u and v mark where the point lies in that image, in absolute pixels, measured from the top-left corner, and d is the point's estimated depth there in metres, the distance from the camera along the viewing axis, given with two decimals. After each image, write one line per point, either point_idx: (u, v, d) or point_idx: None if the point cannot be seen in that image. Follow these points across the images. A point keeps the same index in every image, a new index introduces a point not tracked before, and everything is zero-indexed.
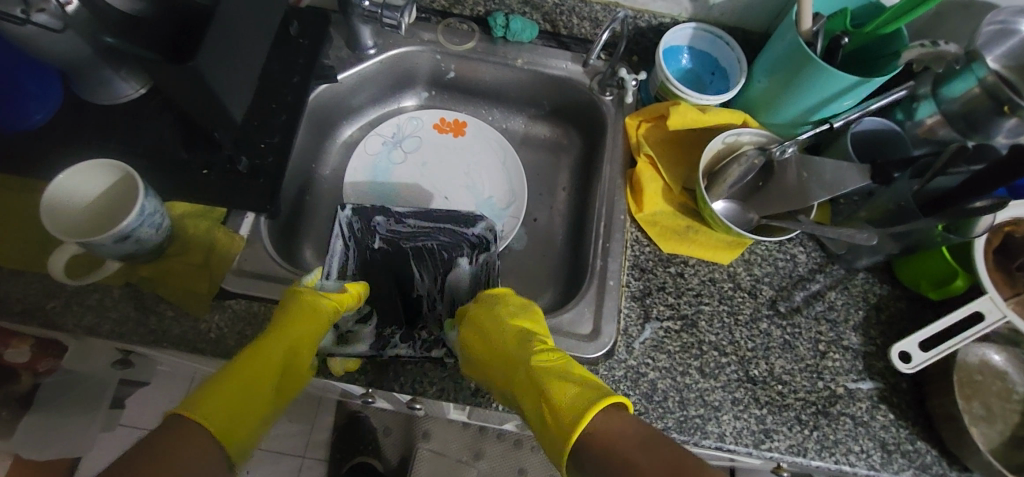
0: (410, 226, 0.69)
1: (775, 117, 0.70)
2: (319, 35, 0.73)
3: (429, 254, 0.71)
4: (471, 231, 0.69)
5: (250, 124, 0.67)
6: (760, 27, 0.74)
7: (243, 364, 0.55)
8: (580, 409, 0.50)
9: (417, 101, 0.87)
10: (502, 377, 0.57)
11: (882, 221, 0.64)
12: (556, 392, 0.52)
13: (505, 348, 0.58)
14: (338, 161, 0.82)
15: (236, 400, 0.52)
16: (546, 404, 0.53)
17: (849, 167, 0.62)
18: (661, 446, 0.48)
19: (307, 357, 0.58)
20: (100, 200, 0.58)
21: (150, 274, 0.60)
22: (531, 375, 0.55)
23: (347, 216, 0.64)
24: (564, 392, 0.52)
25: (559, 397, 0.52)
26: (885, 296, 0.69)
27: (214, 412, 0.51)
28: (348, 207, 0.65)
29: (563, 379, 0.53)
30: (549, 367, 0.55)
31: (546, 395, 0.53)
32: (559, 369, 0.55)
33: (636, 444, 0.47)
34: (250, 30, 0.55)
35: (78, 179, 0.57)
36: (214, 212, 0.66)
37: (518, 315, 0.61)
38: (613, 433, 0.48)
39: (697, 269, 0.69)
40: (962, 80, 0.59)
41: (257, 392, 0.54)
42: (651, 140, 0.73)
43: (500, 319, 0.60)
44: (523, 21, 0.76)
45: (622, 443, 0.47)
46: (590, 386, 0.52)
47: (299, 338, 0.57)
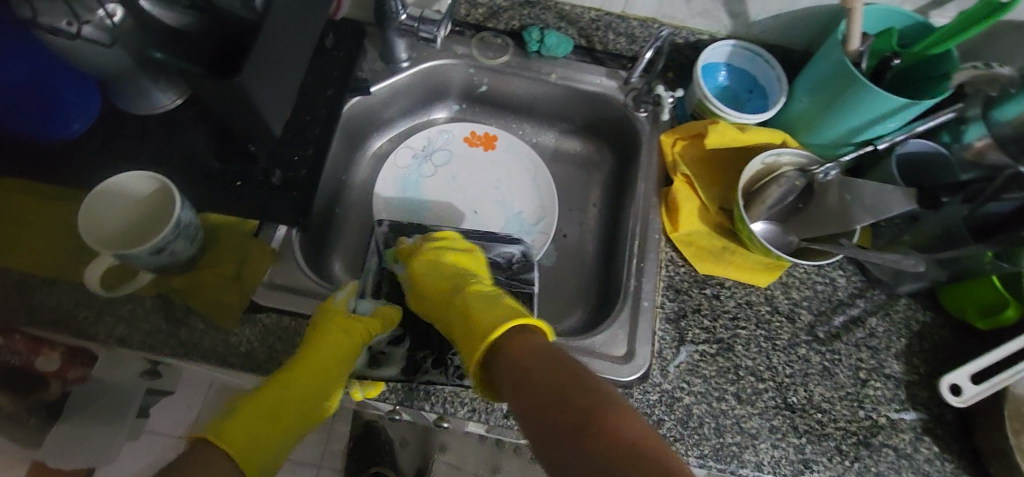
0: None
1: (816, 137, 0.68)
2: (353, 48, 0.73)
3: None
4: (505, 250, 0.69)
5: (285, 136, 0.67)
6: (801, 46, 0.73)
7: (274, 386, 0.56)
8: (497, 325, 0.53)
9: (448, 114, 0.86)
10: (438, 309, 0.61)
11: (929, 247, 0.62)
12: (477, 313, 0.55)
13: (444, 277, 0.61)
14: (368, 173, 0.82)
15: (256, 428, 0.53)
16: (467, 327, 0.55)
17: (893, 190, 0.61)
18: (562, 361, 0.50)
19: (335, 377, 0.58)
20: (137, 210, 0.58)
21: (184, 286, 0.60)
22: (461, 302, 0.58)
23: (384, 231, 0.68)
24: (486, 316, 0.55)
25: (478, 319, 0.55)
26: (929, 323, 0.66)
27: (234, 437, 0.52)
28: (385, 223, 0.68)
29: (484, 305, 0.56)
30: (475, 295, 0.58)
31: (471, 319, 0.55)
32: (483, 295, 0.58)
33: (540, 354, 0.50)
34: (290, 43, 0.55)
35: (118, 187, 0.57)
36: (247, 224, 0.64)
37: (459, 255, 0.64)
38: (521, 347, 0.51)
39: (734, 291, 0.67)
40: (1015, 102, 0.58)
41: (285, 415, 0.55)
42: (686, 159, 0.72)
43: (438, 255, 0.63)
44: (559, 36, 0.75)
45: (524, 358, 0.50)
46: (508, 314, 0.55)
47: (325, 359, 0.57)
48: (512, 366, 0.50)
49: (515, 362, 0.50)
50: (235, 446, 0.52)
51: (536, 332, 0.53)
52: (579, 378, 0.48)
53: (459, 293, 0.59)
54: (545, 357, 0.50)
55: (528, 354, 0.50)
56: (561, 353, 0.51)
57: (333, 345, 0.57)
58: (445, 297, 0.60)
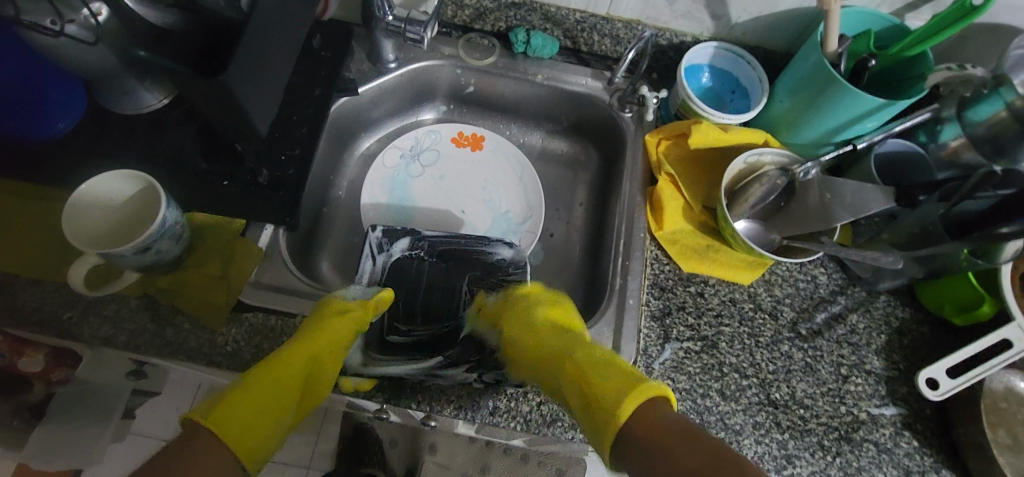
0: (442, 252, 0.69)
1: (797, 137, 0.70)
2: (341, 48, 0.73)
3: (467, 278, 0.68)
4: (497, 255, 0.69)
5: (272, 136, 0.68)
6: (781, 48, 0.74)
7: (264, 371, 0.55)
8: (620, 394, 0.49)
9: (436, 114, 0.87)
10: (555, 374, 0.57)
11: (907, 245, 0.63)
12: (601, 365, 0.53)
13: (539, 336, 0.59)
14: (355, 173, 0.82)
15: (256, 415, 0.51)
16: (589, 385, 0.52)
17: (872, 189, 0.63)
18: (696, 434, 0.46)
19: (330, 368, 0.58)
20: (123, 208, 0.58)
21: (169, 285, 0.60)
22: (581, 362, 0.55)
23: (377, 235, 0.67)
24: (604, 382, 0.51)
25: (599, 380, 0.51)
26: (908, 319, 0.68)
27: (235, 418, 0.50)
28: (378, 229, 0.67)
29: (605, 359, 0.54)
30: (597, 353, 0.55)
31: (597, 374, 0.52)
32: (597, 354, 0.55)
33: (664, 432, 0.46)
34: (276, 42, 0.55)
35: (101, 186, 0.56)
36: (233, 223, 0.65)
37: (551, 312, 0.62)
38: (653, 423, 0.47)
39: (717, 289, 0.68)
40: (988, 104, 0.60)
41: (279, 402, 0.54)
42: (671, 157, 0.72)
43: (529, 315, 0.61)
44: (545, 37, 0.76)
45: (654, 435, 0.46)
46: (632, 374, 0.52)
47: (323, 348, 0.57)
48: (648, 443, 0.46)
49: (647, 437, 0.46)
50: (234, 430, 0.49)
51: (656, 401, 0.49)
52: (721, 452, 0.45)
53: (575, 351, 0.56)
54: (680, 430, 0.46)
55: (660, 431, 0.46)
56: (695, 428, 0.47)
57: (330, 337, 0.57)
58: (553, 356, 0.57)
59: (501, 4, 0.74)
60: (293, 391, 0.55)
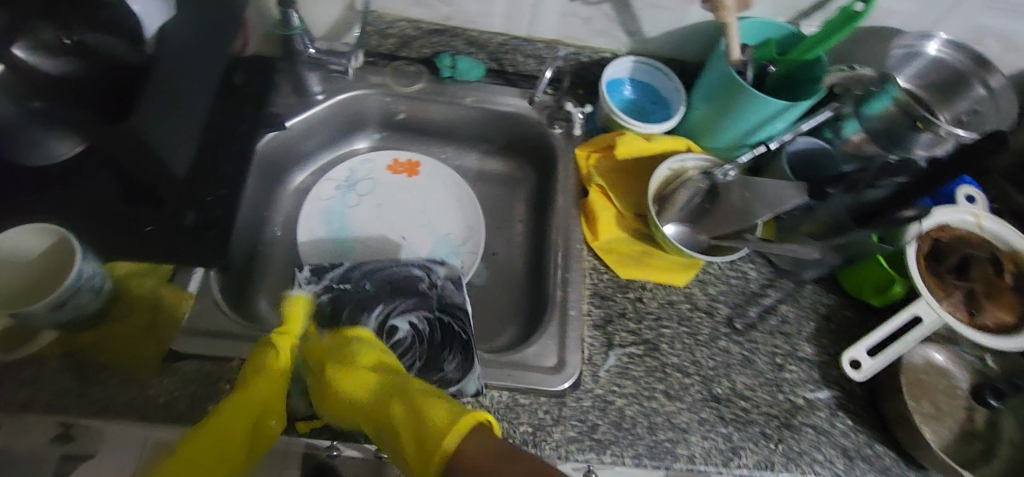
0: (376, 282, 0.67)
1: (715, 141, 0.74)
2: (265, 84, 0.72)
3: (410, 298, 0.66)
4: (437, 272, 0.69)
5: (195, 177, 0.66)
6: (694, 58, 0.78)
7: (203, 429, 0.49)
8: (449, 421, 0.49)
9: (370, 143, 0.86)
10: (376, 426, 0.52)
11: (823, 234, 0.67)
12: (419, 404, 0.51)
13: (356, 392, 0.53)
14: (290, 208, 0.81)
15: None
16: (414, 422, 0.50)
17: (787, 186, 0.66)
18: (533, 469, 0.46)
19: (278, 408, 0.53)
20: (23, 277, 0.55)
21: (93, 340, 0.57)
22: (403, 402, 0.51)
23: (304, 276, 0.65)
24: (433, 408, 0.50)
25: (428, 413, 0.50)
26: (833, 305, 0.72)
27: None
28: (306, 268, 0.66)
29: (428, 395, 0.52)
30: (423, 388, 0.53)
31: (420, 419, 0.50)
32: (424, 388, 0.53)
33: (492, 457, 0.46)
34: (186, 84, 0.54)
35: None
36: (158, 269, 0.63)
37: (374, 356, 0.57)
38: (477, 453, 0.47)
39: (655, 292, 0.70)
40: (879, 100, 0.65)
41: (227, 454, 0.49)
42: (602, 169, 0.75)
43: (344, 362, 0.55)
44: (469, 61, 0.78)
45: (482, 461, 0.46)
46: (453, 403, 0.51)
47: (263, 394, 0.52)
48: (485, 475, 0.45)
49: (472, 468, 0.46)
50: None
51: (480, 427, 0.49)
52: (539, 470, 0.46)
53: (394, 390, 0.53)
54: (503, 453, 0.47)
55: (484, 451, 0.47)
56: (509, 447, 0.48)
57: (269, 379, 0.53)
58: (374, 408, 0.53)
59: (423, 31, 0.77)
60: (238, 441, 0.50)
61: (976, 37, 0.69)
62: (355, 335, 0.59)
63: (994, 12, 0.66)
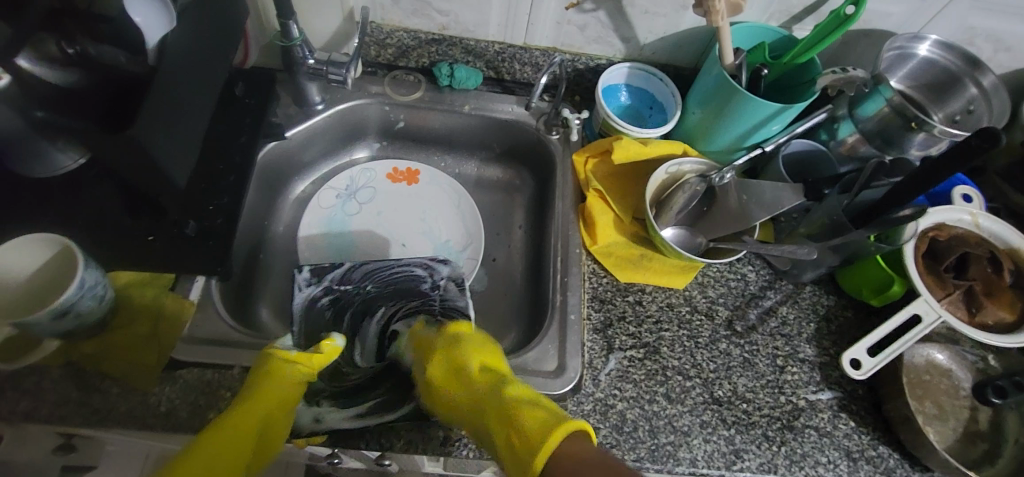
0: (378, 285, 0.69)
1: (711, 145, 0.74)
2: (264, 95, 0.73)
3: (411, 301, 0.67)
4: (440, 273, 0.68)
5: (197, 187, 0.67)
6: (688, 64, 0.79)
7: (215, 432, 0.48)
8: (547, 426, 0.44)
9: (370, 152, 0.87)
10: (472, 420, 0.51)
11: (821, 235, 0.67)
12: (518, 407, 0.47)
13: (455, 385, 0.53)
14: (291, 217, 0.81)
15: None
16: (509, 420, 0.46)
17: (784, 187, 0.67)
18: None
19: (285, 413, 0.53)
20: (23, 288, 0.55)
21: (94, 350, 0.58)
22: (500, 405, 0.48)
23: (305, 277, 0.66)
24: (528, 413, 0.46)
25: (524, 414, 0.46)
26: (832, 306, 0.72)
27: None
28: (305, 269, 0.67)
29: (531, 400, 0.48)
30: (526, 393, 0.49)
31: (516, 418, 0.46)
32: (529, 395, 0.49)
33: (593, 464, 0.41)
34: (188, 95, 0.55)
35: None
36: (161, 279, 0.63)
37: (483, 352, 0.55)
38: (577, 458, 0.42)
39: (655, 295, 0.70)
40: (872, 101, 0.65)
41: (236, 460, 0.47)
42: (599, 174, 0.75)
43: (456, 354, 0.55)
44: (468, 69, 0.79)
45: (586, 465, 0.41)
46: (555, 412, 0.46)
47: (272, 400, 0.52)
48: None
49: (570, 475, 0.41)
50: None
51: (578, 435, 0.44)
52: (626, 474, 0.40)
53: (495, 393, 0.50)
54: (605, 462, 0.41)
55: (579, 458, 0.42)
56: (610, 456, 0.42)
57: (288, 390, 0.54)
58: (473, 404, 0.51)
59: (422, 41, 0.78)
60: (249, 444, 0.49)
61: (965, 37, 0.70)
62: (461, 331, 0.58)
63: (981, 13, 0.67)
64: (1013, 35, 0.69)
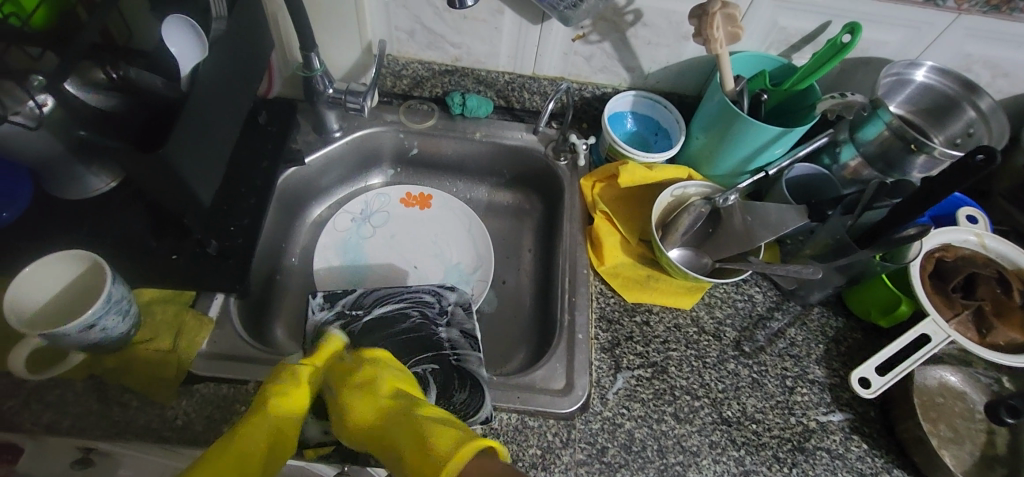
0: (388, 309, 0.70)
1: (716, 169, 0.76)
2: (286, 122, 0.77)
3: (415, 330, 0.68)
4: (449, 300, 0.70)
5: (220, 209, 0.70)
6: (692, 91, 0.82)
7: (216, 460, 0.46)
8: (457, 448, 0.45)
9: (384, 178, 0.90)
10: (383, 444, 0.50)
11: (825, 256, 0.68)
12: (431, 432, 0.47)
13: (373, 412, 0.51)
14: (307, 241, 0.84)
15: None
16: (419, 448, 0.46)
17: (789, 209, 0.67)
18: None
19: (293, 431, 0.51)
20: (50, 305, 0.58)
21: (116, 364, 0.59)
22: (415, 430, 0.48)
23: (318, 302, 0.68)
24: (445, 439, 0.46)
25: (435, 440, 0.46)
26: (841, 328, 0.72)
27: None
28: (319, 294, 0.69)
29: (435, 421, 0.48)
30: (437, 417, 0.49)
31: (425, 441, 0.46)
32: (438, 417, 0.49)
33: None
34: (216, 120, 0.58)
35: (21, 295, 0.56)
36: (183, 296, 0.66)
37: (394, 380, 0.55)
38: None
39: (662, 316, 0.71)
40: (873, 124, 0.67)
41: None
42: (606, 198, 0.78)
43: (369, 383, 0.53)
44: (479, 98, 0.82)
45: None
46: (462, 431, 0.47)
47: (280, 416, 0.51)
48: None
49: None
50: None
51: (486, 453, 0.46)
52: None
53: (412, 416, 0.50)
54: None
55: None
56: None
57: (290, 411, 0.51)
58: (387, 430, 0.50)
59: (435, 72, 0.82)
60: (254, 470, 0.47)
61: (963, 64, 0.72)
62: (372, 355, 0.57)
63: (976, 41, 0.69)
64: (1010, 61, 0.71)
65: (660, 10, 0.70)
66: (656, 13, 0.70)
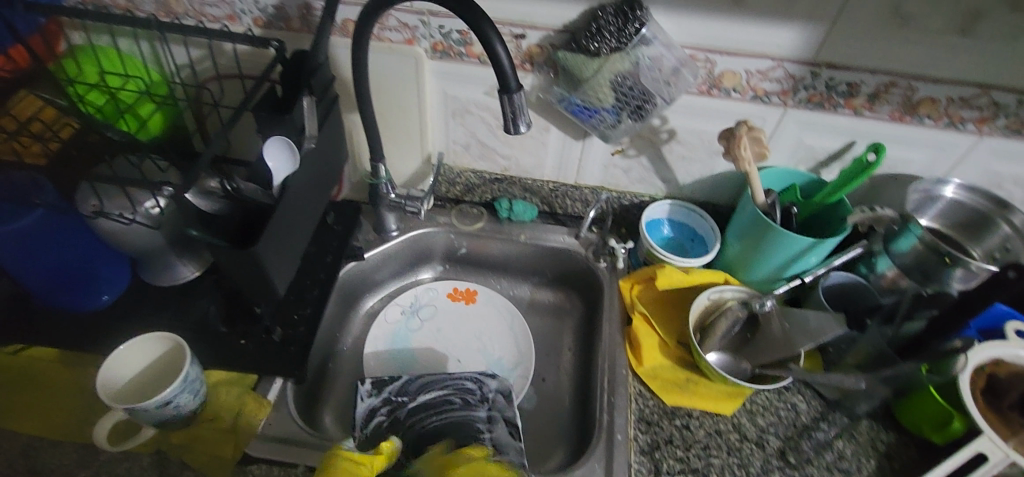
0: (433, 397, 0.72)
1: (752, 275, 0.79)
2: (351, 223, 0.86)
3: (459, 424, 0.70)
4: (489, 387, 0.72)
5: (287, 299, 0.76)
6: (726, 201, 0.87)
7: None
8: None
9: (433, 273, 0.97)
10: None
11: (869, 365, 0.69)
12: None
13: None
14: (359, 332, 0.89)
15: None
16: None
17: (828, 317, 0.67)
18: None
19: None
20: (130, 385, 0.64)
21: (181, 440, 0.63)
22: None
23: (367, 389, 0.71)
24: None
25: None
26: (892, 443, 0.70)
27: None
28: (368, 381, 0.71)
29: None
30: None
31: None
32: None
33: None
34: (297, 221, 0.67)
35: (109, 374, 0.62)
36: (245, 379, 0.71)
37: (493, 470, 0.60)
38: None
39: (702, 420, 0.71)
40: (904, 238, 0.70)
41: None
42: (644, 300, 0.81)
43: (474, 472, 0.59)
44: (525, 204, 0.90)
45: None
46: None
47: None
48: None
49: None
50: None
51: None
52: None
53: None
54: None
55: None
56: None
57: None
58: None
59: (486, 180, 0.90)
60: None
61: (993, 181, 0.75)
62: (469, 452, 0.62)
63: (1002, 160, 0.72)
64: None
65: (693, 130, 0.77)
66: (689, 132, 0.78)
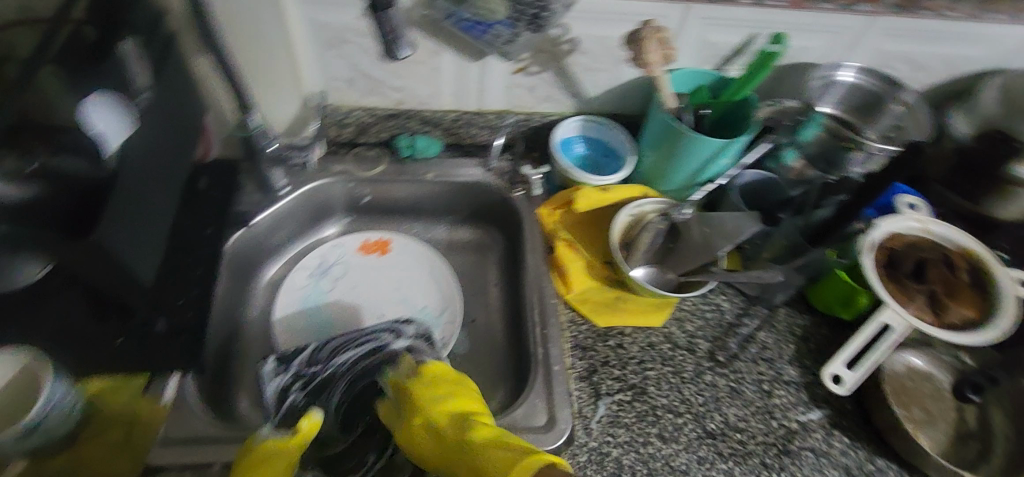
0: (353, 355, 0.67)
1: (668, 184, 0.78)
2: (228, 186, 0.75)
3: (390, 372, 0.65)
4: (405, 331, 0.69)
5: (165, 283, 0.66)
6: (635, 111, 0.83)
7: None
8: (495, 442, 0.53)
9: (338, 228, 0.88)
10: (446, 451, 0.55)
11: (784, 257, 0.72)
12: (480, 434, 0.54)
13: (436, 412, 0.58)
14: (263, 303, 0.80)
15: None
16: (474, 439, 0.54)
17: (742, 215, 0.68)
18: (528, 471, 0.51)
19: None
20: None
21: (65, 465, 0.55)
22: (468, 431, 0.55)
23: (270, 367, 0.65)
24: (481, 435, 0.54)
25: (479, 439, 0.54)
26: (807, 326, 0.73)
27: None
28: (271, 359, 0.65)
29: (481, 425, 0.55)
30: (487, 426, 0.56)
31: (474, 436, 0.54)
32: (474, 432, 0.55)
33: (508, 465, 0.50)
34: (152, 193, 0.56)
35: None
36: (133, 379, 0.61)
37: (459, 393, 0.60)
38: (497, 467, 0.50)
39: (635, 336, 0.71)
40: (809, 126, 0.72)
41: None
42: (566, 224, 0.78)
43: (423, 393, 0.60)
44: (427, 139, 0.82)
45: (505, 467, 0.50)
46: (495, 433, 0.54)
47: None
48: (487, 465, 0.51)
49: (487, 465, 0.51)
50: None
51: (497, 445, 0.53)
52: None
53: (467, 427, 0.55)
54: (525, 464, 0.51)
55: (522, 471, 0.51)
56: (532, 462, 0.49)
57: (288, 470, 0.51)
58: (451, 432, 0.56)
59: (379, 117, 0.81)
60: None
61: (883, 61, 0.76)
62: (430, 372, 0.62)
63: (890, 40, 0.73)
64: (923, 55, 0.75)
65: (594, 37, 0.72)
66: (591, 40, 0.72)
